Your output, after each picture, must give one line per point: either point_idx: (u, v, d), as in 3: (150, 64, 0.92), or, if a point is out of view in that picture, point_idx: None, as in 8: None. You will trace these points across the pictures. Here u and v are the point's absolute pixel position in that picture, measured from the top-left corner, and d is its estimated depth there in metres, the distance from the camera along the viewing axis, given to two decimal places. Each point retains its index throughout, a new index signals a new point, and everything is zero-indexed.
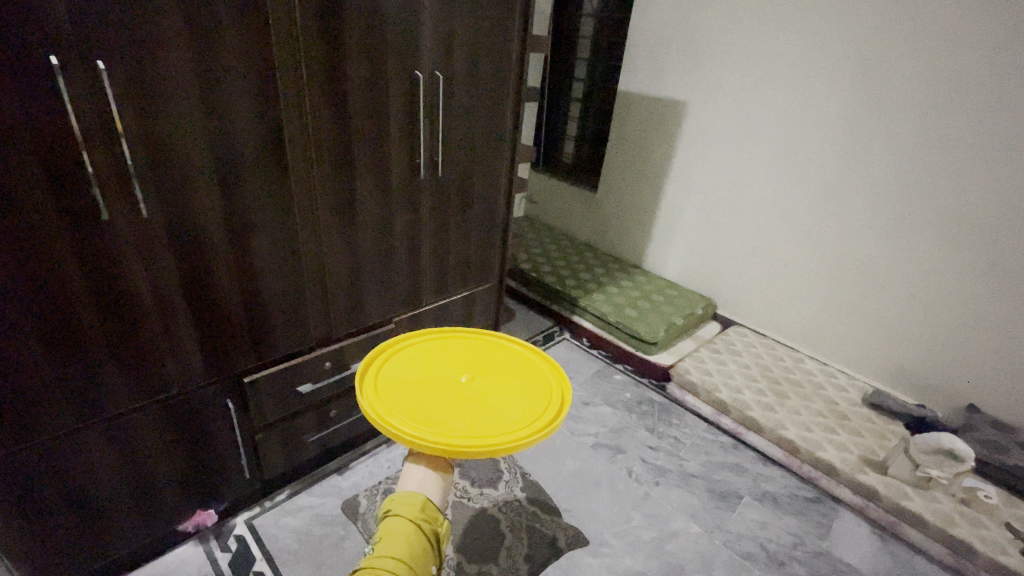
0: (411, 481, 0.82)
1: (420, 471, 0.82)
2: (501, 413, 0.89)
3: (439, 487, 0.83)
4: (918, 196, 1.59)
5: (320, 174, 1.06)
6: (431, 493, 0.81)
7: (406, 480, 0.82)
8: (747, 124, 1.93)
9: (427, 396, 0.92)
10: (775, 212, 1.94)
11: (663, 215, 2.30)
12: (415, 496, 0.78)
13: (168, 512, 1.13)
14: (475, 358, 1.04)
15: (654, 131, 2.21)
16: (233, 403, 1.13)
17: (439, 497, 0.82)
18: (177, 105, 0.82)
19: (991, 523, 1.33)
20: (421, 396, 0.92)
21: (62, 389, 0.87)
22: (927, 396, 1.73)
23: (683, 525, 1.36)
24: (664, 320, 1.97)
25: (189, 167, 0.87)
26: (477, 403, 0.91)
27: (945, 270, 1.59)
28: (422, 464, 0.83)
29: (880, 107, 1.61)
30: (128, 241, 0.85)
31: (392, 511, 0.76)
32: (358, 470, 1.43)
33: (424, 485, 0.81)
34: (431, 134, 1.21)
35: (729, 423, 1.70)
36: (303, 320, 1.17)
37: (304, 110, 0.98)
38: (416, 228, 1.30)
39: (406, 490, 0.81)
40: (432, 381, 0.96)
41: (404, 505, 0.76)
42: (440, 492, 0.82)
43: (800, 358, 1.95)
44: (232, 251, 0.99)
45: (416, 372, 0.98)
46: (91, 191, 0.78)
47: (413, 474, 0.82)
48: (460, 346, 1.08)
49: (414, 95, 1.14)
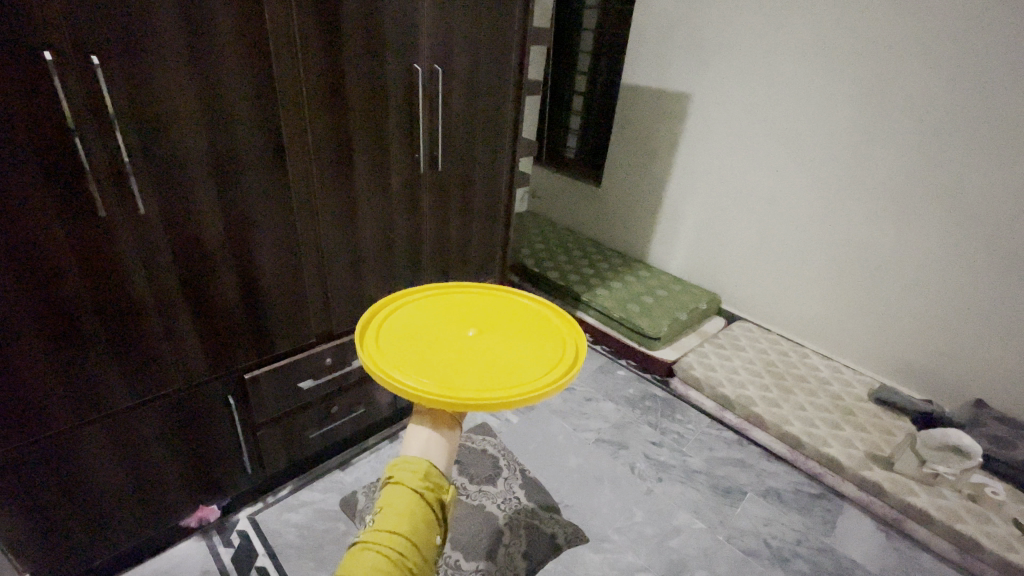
0: (414, 445, 0.65)
1: (425, 431, 0.66)
2: (524, 358, 0.83)
3: (448, 452, 0.67)
4: (923, 190, 1.57)
5: (319, 170, 1.05)
6: (438, 458, 0.65)
7: (409, 443, 0.65)
8: (752, 119, 1.91)
9: (443, 359, 0.79)
10: (779, 208, 1.92)
11: (666, 209, 2.28)
12: (420, 462, 0.62)
13: (172, 508, 1.13)
14: (531, 338, 0.88)
15: (658, 125, 2.19)
16: (235, 400, 1.13)
17: (447, 465, 0.66)
18: (175, 102, 0.82)
19: (998, 520, 1.31)
20: (435, 360, 0.79)
21: (62, 385, 0.87)
22: (935, 391, 1.71)
23: (686, 521, 1.36)
24: (667, 315, 1.96)
25: (187, 164, 0.87)
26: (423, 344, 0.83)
27: (951, 263, 1.57)
28: (427, 422, 0.67)
29: (886, 98, 1.58)
30: (128, 237, 0.85)
31: (392, 480, 0.59)
32: (360, 466, 1.43)
33: (430, 448, 0.65)
34: (431, 129, 1.20)
35: (733, 419, 1.69)
36: (304, 315, 1.17)
37: (302, 109, 0.97)
38: (416, 223, 1.29)
39: (409, 454, 0.64)
40: (439, 346, 0.82)
41: (405, 473, 0.60)
42: (449, 458, 0.67)
43: (805, 354, 1.93)
44: (232, 246, 0.98)
45: (527, 320, 0.94)
46: (88, 188, 0.78)
47: (418, 436, 0.66)
48: (435, 309, 0.93)
49: (414, 90, 1.12)
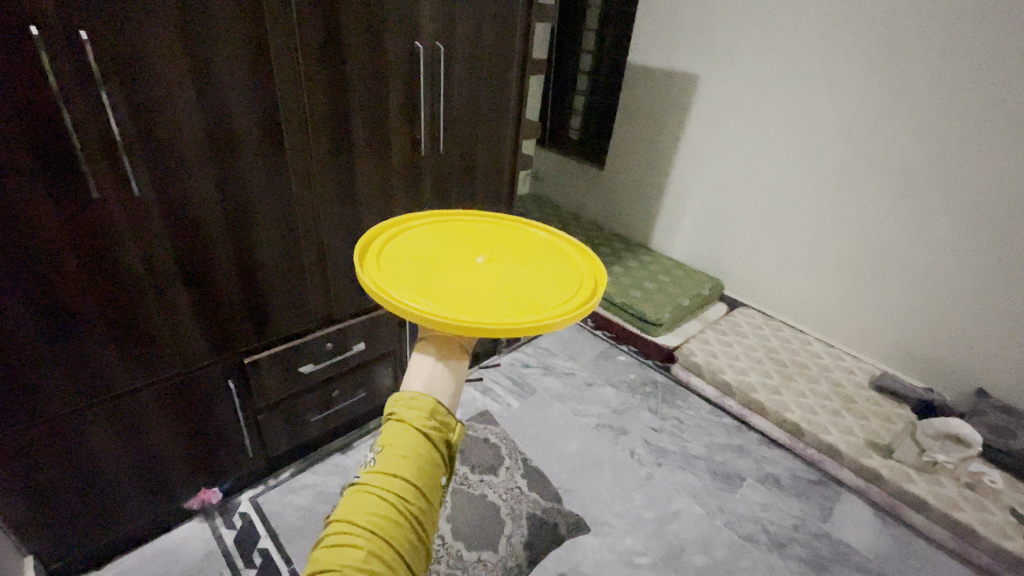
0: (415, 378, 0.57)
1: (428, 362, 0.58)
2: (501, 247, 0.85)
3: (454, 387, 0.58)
4: (932, 177, 1.54)
5: (316, 152, 1.02)
6: (442, 394, 0.56)
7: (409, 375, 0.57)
8: (762, 101, 1.85)
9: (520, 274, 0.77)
10: (785, 193, 1.89)
11: (670, 193, 2.24)
12: (422, 398, 0.54)
13: (175, 491, 1.14)
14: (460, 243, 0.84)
15: (665, 107, 2.14)
16: (235, 384, 1.13)
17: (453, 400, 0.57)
18: (167, 80, 0.78)
19: (995, 508, 1.32)
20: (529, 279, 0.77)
21: (60, 370, 0.87)
22: (936, 380, 1.70)
23: (685, 506, 1.37)
24: (670, 301, 1.94)
25: (182, 145, 0.84)
26: (430, 252, 0.81)
27: (958, 252, 1.55)
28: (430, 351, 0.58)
29: (899, 81, 1.53)
30: (124, 220, 0.83)
31: (393, 417, 0.52)
32: (362, 449, 1.44)
33: (432, 382, 0.56)
34: (432, 109, 1.16)
35: (734, 405, 1.68)
36: (303, 299, 1.15)
37: (299, 89, 0.94)
38: (417, 207, 1.27)
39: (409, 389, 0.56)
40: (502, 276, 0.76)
41: (406, 409, 0.52)
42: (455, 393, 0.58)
43: (807, 341, 1.92)
44: (230, 229, 0.96)
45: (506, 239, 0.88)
46: (80, 169, 0.76)
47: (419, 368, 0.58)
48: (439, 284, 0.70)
49: (414, 68, 1.09)
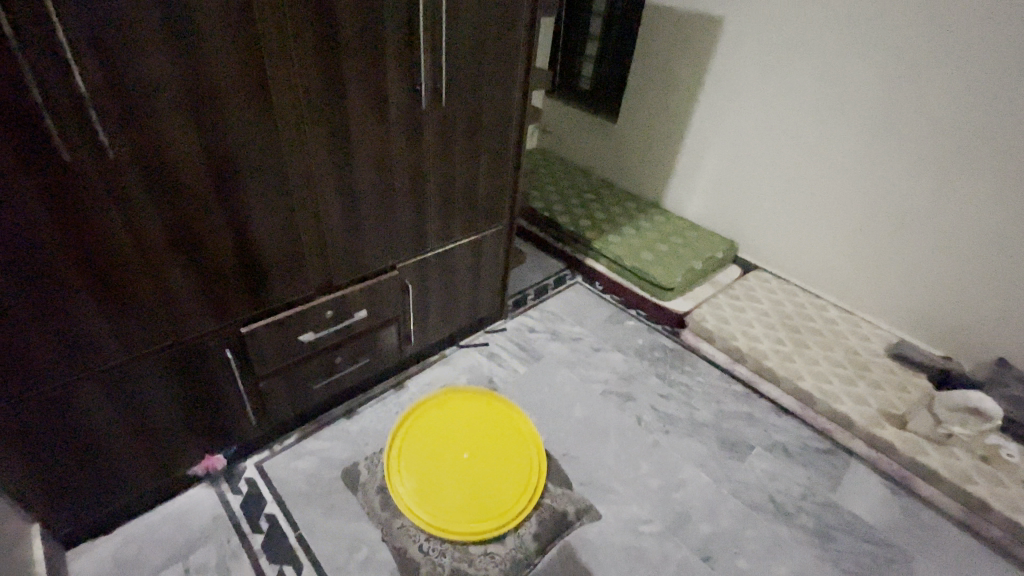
0: None
1: None
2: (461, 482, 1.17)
3: None
4: (973, 133, 1.43)
5: (307, 106, 0.93)
6: None
7: None
8: (791, 47, 1.70)
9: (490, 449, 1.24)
10: (809, 151, 1.77)
11: (686, 149, 2.11)
12: None
13: (178, 458, 1.13)
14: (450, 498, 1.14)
15: (684, 53, 1.98)
16: (234, 353, 1.09)
17: None
18: (134, 24, 0.70)
19: (1008, 481, 1.30)
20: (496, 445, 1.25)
21: (48, 338, 0.84)
22: (956, 348, 1.65)
23: (692, 474, 1.36)
24: (682, 265, 1.87)
25: (156, 99, 0.77)
26: (440, 491, 1.16)
27: (992, 214, 1.46)
28: None
29: (946, 24, 1.40)
30: (99, 181, 0.77)
31: None
32: (366, 415, 1.42)
33: None
34: (433, 57, 1.05)
35: (745, 372, 1.65)
36: (301, 265, 1.10)
37: (284, 33, 0.84)
38: (418, 165, 1.18)
39: None
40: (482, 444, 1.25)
41: None
42: None
43: (823, 306, 1.86)
44: (218, 192, 0.90)
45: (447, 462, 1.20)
46: (45, 125, 0.70)
47: None
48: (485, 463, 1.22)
49: (412, 9, 0.97)
